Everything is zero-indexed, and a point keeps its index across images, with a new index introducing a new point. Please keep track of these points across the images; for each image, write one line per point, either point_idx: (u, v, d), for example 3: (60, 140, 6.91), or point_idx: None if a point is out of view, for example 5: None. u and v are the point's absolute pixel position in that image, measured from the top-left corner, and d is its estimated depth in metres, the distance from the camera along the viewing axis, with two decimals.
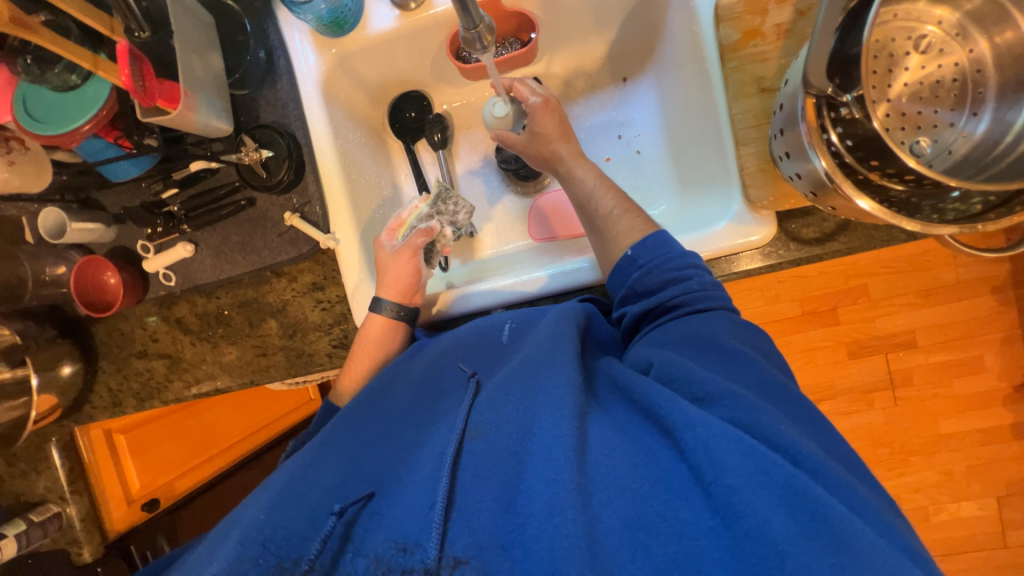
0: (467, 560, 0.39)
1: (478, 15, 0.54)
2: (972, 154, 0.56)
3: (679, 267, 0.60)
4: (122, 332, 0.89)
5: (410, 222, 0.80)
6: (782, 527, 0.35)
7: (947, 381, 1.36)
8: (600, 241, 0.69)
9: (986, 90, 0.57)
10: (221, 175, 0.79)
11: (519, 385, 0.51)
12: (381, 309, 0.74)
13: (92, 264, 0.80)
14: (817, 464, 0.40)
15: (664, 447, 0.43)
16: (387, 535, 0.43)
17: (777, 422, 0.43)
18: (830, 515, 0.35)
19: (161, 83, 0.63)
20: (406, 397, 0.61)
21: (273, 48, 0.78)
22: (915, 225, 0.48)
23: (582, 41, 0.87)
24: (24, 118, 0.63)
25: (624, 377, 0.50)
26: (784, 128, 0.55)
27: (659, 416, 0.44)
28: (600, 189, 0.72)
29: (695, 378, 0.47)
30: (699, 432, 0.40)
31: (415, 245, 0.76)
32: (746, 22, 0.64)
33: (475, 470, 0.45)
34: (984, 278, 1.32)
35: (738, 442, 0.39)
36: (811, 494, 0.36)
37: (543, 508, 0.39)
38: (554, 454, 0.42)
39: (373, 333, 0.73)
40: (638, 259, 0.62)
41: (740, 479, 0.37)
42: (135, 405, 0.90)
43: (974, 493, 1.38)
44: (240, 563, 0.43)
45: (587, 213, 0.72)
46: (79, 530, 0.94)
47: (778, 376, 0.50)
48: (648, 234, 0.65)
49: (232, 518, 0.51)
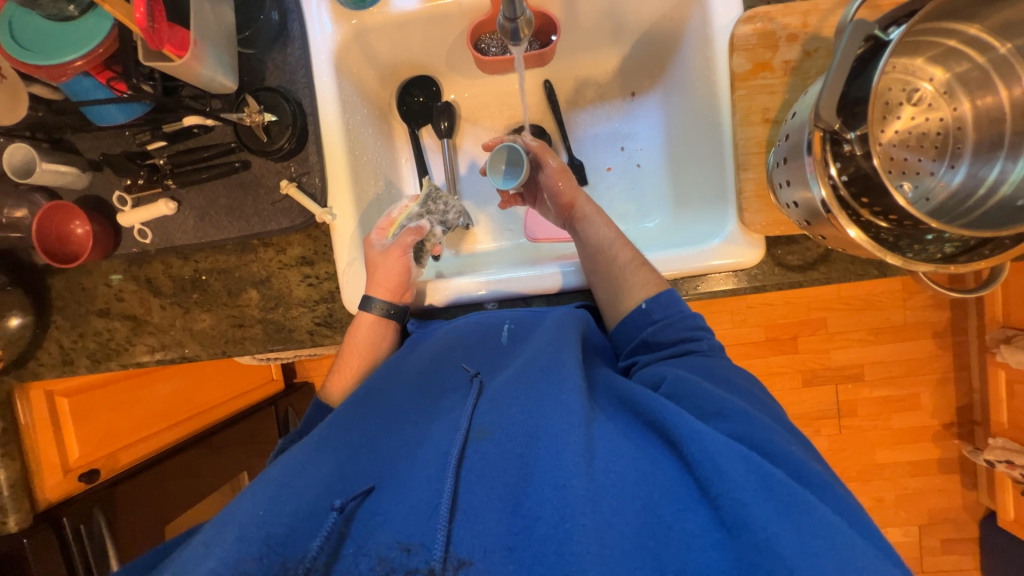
0: (472, 561, 0.40)
1: (521, 8, 0.58)
2: (948, 202, 0.62)
3: (691, 328, 0.63)
4: (83, 287, 0.83)
5: (401, 219, 0.78)
6: (789, 544, 0.37)
7: (887, 415, 1.47)
8: (612, 289, 0.70)
9: (964, 146, 0.62)
10: (216, 134, 0.75)
11: (526, 388, 0.52)
12: (372, 309, 0.73)
13: (60, 210, 0.75)
14: (826, 483, 0.45)
15: (669, 458, 0.45)
16: (391, 535, 0.43)
17: (784, 442, 0.48)
18: (831, 534, 0.38)
19: (171, 28, 0.59)
20: (408, 392, 0.60)
21: (288, 10, 0.75)
22: (897, 259, 0.52)
23: (597, 51, 0.89)
24: (8, 43, 0.58)
25: (626, 388, 0.53)
26: (787, 157, 0.59)
27: (665, 428, 0.47)
28: (617, 241, 0.72)
29: (709, 396, 0.52)
30: (706, 446, 0.43)
31: (405, 243, 0.74)
32: (758, 54, 0.67)
33: (482, 471, 0.46)
34: (927, 322, 1.43)
35: (744, 460, 0.42)
36: (816, 513, 0.39)
37: (553, 513, 0.41)
38: (563, 461, 0.44)
39: (363, 330, 0.73)
40: (652, 313, 0.65)
41: (747, 493, 0.40)
42: (88, 366, 0.84)
43: (899, 520, 1.50)
44: (240, 564, 0.41)
45: (603, 257, 0.72)
46: (4, 497, 0.86)
47: (776, 410, 0.57)
48: (662, 290, 0.66)
49: (227, 512, 0.48)
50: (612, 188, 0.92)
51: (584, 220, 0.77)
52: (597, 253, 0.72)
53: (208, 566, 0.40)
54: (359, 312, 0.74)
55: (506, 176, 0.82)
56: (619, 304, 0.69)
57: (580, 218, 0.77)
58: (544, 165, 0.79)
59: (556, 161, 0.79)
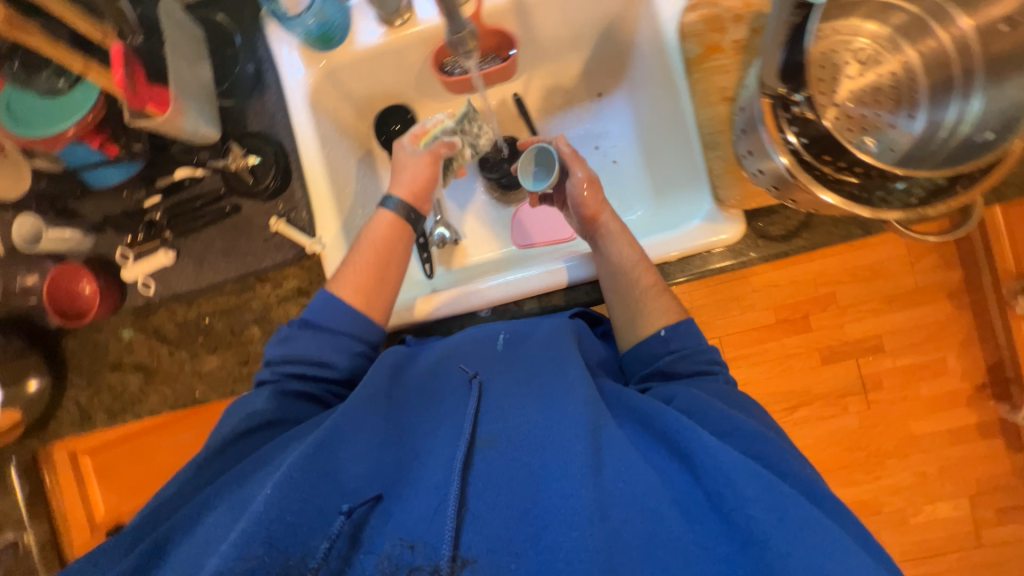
0: (475, 560, 0.42)
1: (462, 21, 0.60)
2: (914, 151, 0.62)
3: (708, 362, 0.65)
4: (96, 344, 0.86)
5: (435, 129, 0.79)
6: (797, 560, 0.39)
7: (915, 383, 1.43)
8: (629, 313, 0.71)
9: (919, 94, 0.63)
10: (206, 183, 0.79)
11: (533, 397, 0.53)
12: (387, 206, 0.75)
13: (67, 273, 0.79)
14: (832, 503, 0.48)
15: (679, 470, 0.47)
16: (398, 535, 0.44)
17: (785, 457, 0.51)
18: (840, 552, 0.39)
19: (151, 88, 0.64)
20: (410, 395, 0.59)
21: (262, 61, 0.81)
22: (867, 211, 0.52)
23: (560, 58, 0.93)
24: (8, 121, 0.63)
25: (635, 401, 0.54)
26: (745, 129, 0.60)
27: (676, 440, 0.49)
28: (639, 264, 0.71)
29: (721, 416, 0.54)
30: (719, 461, 0.45)
31: (437, 154, 0.78)
32: (708, 38, 0.70)
33: (491, 479, 0.46)
34: (940, 284, 1.40)
35: (758, 477, 0.44)
36: (826, 529, 0.41)
37: (562, 520, 0.42)
38: (570, 470, 0.45)
39: (382, 228, 0.73)
40: (670, 342, 0.66)
41: (761, 510, 0.41)
42: (105, 420, 0.86)
43: (948, 493, 1.43)
44: (243, 561, 0.40)
45: (624, 280, 0.71)
46: (35, 560, 0.92)
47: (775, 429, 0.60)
48: (682, 319, 0.68)
49: (244, 494, 0.50)
50: None
51: (603, 240, 0.75)
52: (617, 276, 0.71)
53: (212, 564, 0.40)
54: (377, 209, 0.76)
55: (535, 177, 0.84)
56: (635, 329, 0.70)
57: (602, 233, 0.76)
58: (571, 175, 0.78)
59: (585, 175, 0.77)
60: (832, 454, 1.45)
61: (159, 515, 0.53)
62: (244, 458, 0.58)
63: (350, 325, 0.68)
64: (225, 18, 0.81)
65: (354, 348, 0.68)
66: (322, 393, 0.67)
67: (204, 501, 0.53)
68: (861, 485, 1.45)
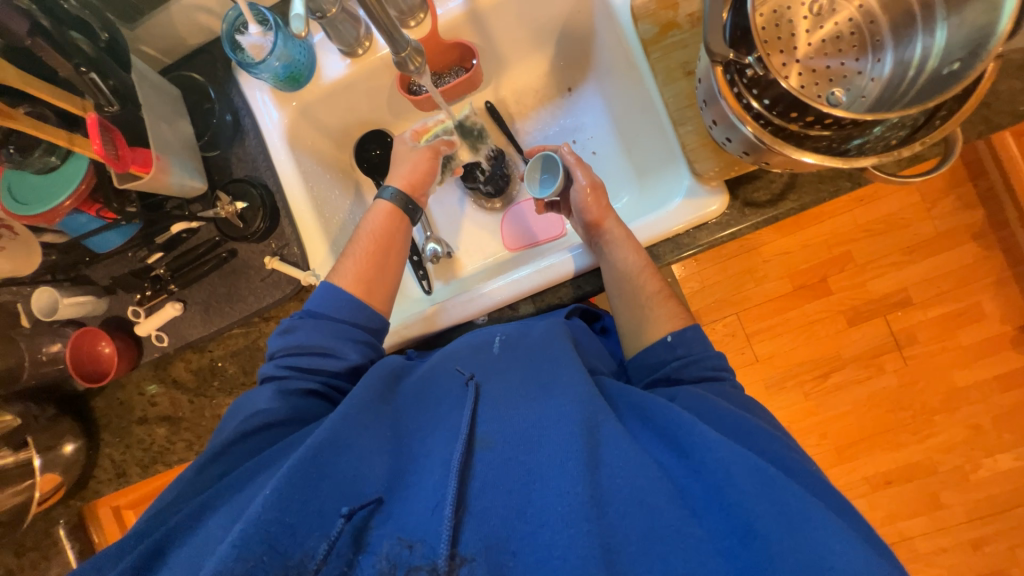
0: (473, 558, 0.42)
1: (403, 41, 0.61)
2: (885, 93, 0.60)
3: (714, 368, 0.63)
4: (121, 401, 0.90)
5: (436, 128, 0.86)
6: (798, 554, 0.39)
7: (952, 333, 1.36)
8: (635, 319, 0.70)
9: (883, 36, 0.61)
10: (203, 233, 0.83)
11: (533, 396, 0.53)
12: (386, 196, 0.79)
13: (89, 335, 0.82)
14: (833, 499, 0.48)
15: (679, 466, 0.48)
16: (395, 534, 0.45)
17: (784, 454, 0.50)
18: (842, 547, 0.39)
19: (134, 151, 0.67)
20: (409, 400, 0.59)
21: (238, 109, 0.84)
22: (840, 161, 0.52)
23: (525, 60, 0.94)
24: (11, 203, 0.67)
25: (640, 399, 0.54)
26: (707, 100, 0.59)
27: (678, 438, 0.49)
28: (644, 270, 0.70)
29: (720, 415, 0.54)
30: (720, 458, 0.45)
31: (438, 148, 0.83)
32: (661, 16, 0.70)
33: (490, 479, 0.47)
34: (961, 226, 1.34)
35: (758, 471, 0.44)
36: (825, 523, 0.41)
37: (559, 521, 0.43)
38: (567, 467, 0.45)
39: (380, 218, 0.77)
40: (676, 347, 0.65)
41: (760, 505, 0.42)
42: (139, 473, 0.90)
43: (1008, 444, 1.35)
44: (241, 561, 0.40)
45: (628, 287, 0.70)
46: None
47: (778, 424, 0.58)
48: (687, 325, 0.67)
49: (241, 500, 0.51)
50: None
51: (606, 245, 0.73)
52: (621, 282, 0.70)
53: (211, 564, 0.39)
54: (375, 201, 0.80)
55: (542, 184, 0.82)
56: (641, 334, 0.69)
57: (606, 239, 0.73)
58: (575, 181, 0.78)
59: (588, 182, 0.76)
60: (875, 418, 1.39)
61: (165, 513, 0.55)
62: (245, 463, 0.58)
63: (349, 315, 0.69)
64: (200, 75, 0.85)
65: (356, 337, 0.69)
66: (324, 388, 0.67)
67: (205, 503, 0.53)
68: (911, 446, 1.38)
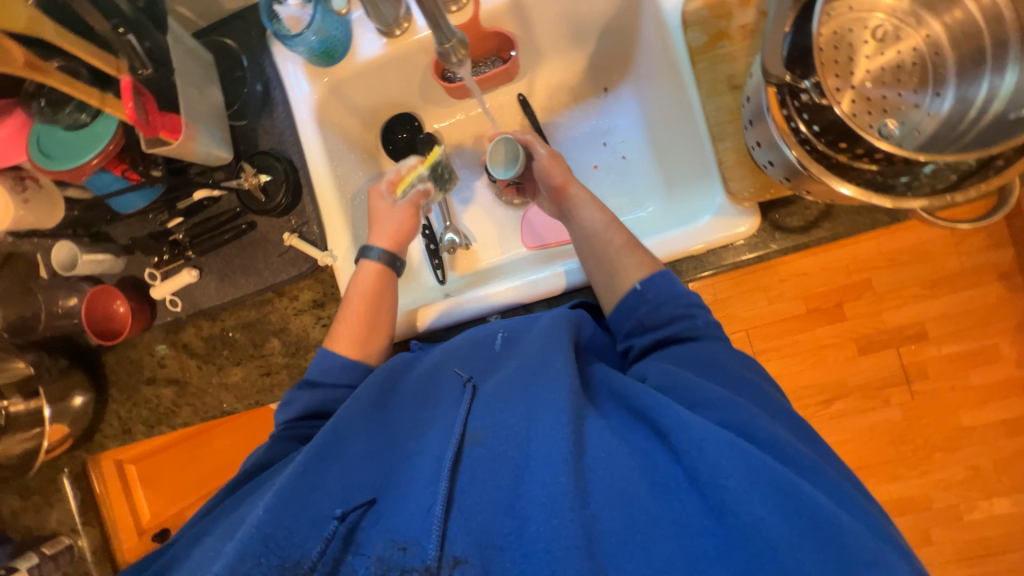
0: (467, 559, 0.42)
1: (450, 31, 0.59)
2: (941, 130, 0.58)
3: (686, 305, 0.61)
4: (132, 360, 0.91)
5: (410, 178, 0.81)
6: (775, 528, 0.38)
7: (963, 372, 1.34)
8: (606, 273, 0.68)
9: (947, 70, 0.58)
10: (224, 202, 0.82)
11: (517, 388, 0.51)
12: (371, 256, 0.76)
13: (103, 293, 0.83)
14: (813, 465, 0.44)
15: (660, 450, 0.45)
16: (388, 535, 0.45)
17: (771, 426, 0.46)
18: (822, 515, 0.39)
19: (164, 116, 0.66)
20: (405, 401, 0.58)
21: (269, 80, 0.83)
22: (887, 200, 0.49)
23: (562, 56, 0.91)
24: (38, 156, 0.67)
25: (620, 384, 0.52)
26: (752, 119, 0.57)
27: (653, 419, 0.47)
28: (610, 225, 0.71)
29: (696, 389, 0.50)
30: (694, 436, 0.43)
31: (416, 206, 0.81)
32: (712, 25, 0.67)
33: (474, 474, 0.46)
34: (988, 265, 1.31)
35: (733, 448, 0.42)
36: (803, 491, 0.39)
37: (542, 510, 0.41)
38: (550, 457, 0.43)
39: (367, 280, 0.75)
40: (646, 293, 0.63)
41: (734, 480, 0.40)
42: (144, 432, 0.91)
43: (1006, 489, 1.34)
44: (242, 563, 0.43)
45: (596, 242, 0.70)
46: (90, 561, 0.96)
47: (771, 391, 0.54)
48: (657, 270, 0.65)
49: (239, 517, 0.53)
50: (601, 184, 0.92)
51: (575, 206, 0.75)
52: (591, 241, 0.71)
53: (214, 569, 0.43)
54: (360, 259, 0.77)
55: (505, 167, 0.86)
56: (614, 287, 0.67)
57: (572, 202, 0.76)
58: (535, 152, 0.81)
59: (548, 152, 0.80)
60: (875, 449, 1.37)
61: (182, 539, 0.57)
62: (247, 488, 0.60)
63: (345, 378, 0.69)
64: (234, 41, 0.84)
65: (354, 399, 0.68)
66: None
67: (204, 528, 0.57)
68: (909, 481, 1.36)
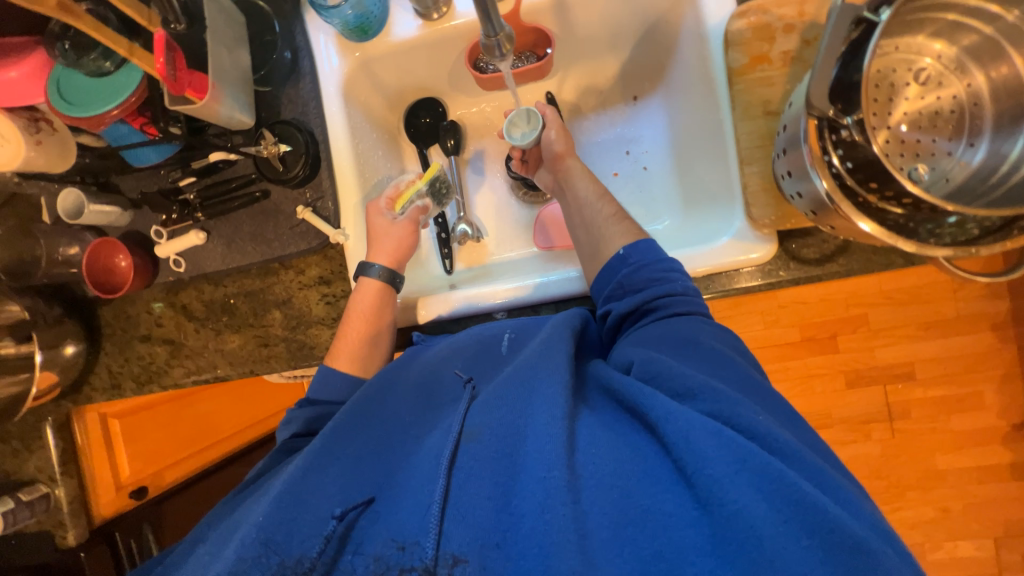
0: (467, 558, 0.40)
1: (499, 24, 0.58)
2: (969, 182, 0.58)
3: (665, 268, 0.62)
4: (128, 315, 0.90)
5: (410, 194, 0.80)
6: (762, 516, 0.36)
7: (946, 416, 1.36)
8: (592, 240, 0.71)
9: (983, 122, 0.59)
10: (239, 167, 0.81)
11: (513, 385, 0.50)
12: (371, 273, 0.76)
13: (107, 245, 0.82)
14: (793, 448, 0.41)
15: (648, 442, 0.43)
16: (388, 534, 0.44)
17: (755, 413, 0.44)
18: (807, 502, 0.36)
19: (191, 74, 0.65)
20: (403, 395, 0.60)
21: (299, 48, 0.81)
22: (912, 246, 0.50)
23: (596, 59, 0.90)
24: (56, 99, 0.66)
25: (608, 376, 0.51)
26: (786, 148, 0.57)
27: (642, 411, 0.45)
28: (602, 198, 0.74)
29: (675, 373, 0.48)
30: (680, 425, 0.41)
31: (415, 222, 0.80)
32: (754, 48, 0.66)
33: (470, 470, 0.45)
34: (983, 314, 1.33)
35: (717, 435, 0.40)
36: (787, 479, 0.37)
37: (535, 507, 0.40)
38: (544, 452, 0.42)
39: (368, 299, 0.75)
40: (629, 258, 0.64)
41: (719, 469, 0.38)
42: (133, 388, 0.90)
43: (971, 533, 1.37)
44: (241, 562, 0.43)
45: (586, 211, 0.73)
46: (65, 512, 0.93)
47: (752, 372, 0.52)
48: (641, 239, 0.67)
49: (236, 519, 0.52)
50: (619, 193, 0.91)
51: (568, 177, 0.78)
52: (582, 210, 0.74)
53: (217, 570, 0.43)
54: (359, 276, 0.76)
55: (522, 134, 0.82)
56: (599, 253, 0.69)
57: (568, 173, 0.78)
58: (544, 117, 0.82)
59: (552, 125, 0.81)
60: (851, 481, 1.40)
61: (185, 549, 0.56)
62: (248, 492, 0.60)
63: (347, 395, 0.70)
64: (266, 3, 0.82)
65: None
66: None
67: (199, 536, 0.56)
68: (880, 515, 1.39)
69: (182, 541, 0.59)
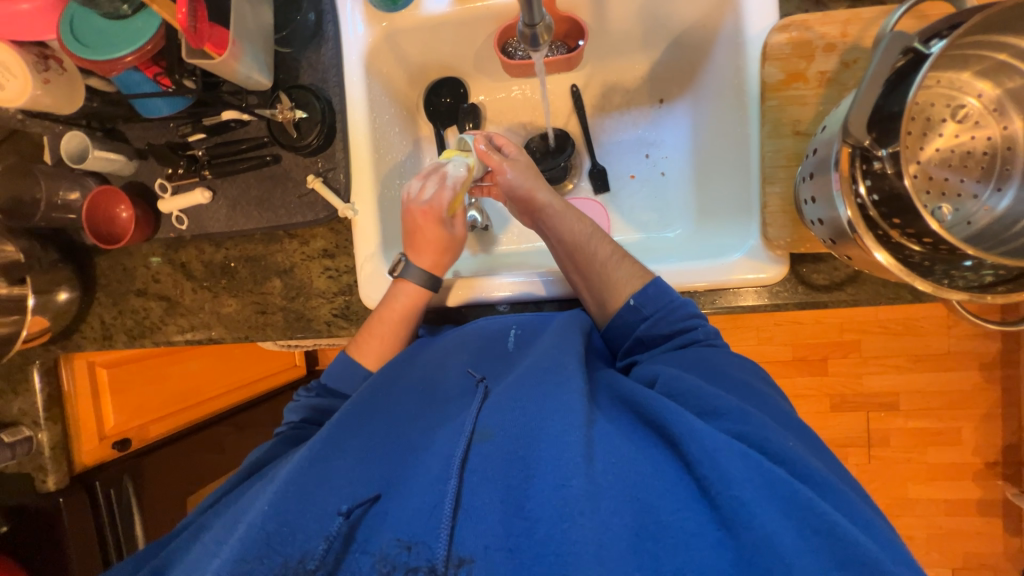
0: (473, 560, 0.40)
1: (540, 14, 0.57)
2: (990, 228, 0.58)
3: (686, 318, 0.61)
4: (124, 268, 0.88)
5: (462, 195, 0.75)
6: (787, 540, 0.36)
7: (923, 448, 1.38)
8: (597, 286, 0.67)
9: (1013, 168, 0.58)
10: (251, 128, 0.79)
11: (530, 387, 0.51)
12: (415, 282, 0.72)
13: (106, 195, 0.80)
14: (825, 479, 0.42)
15: (669, 458, 0.44)
16: (393, 533, 0.43)
17: (783, 439, 0.45)
18: (834, 531, 0.37)
19: (212, 28, 0.63)
20: (412, 393, 0.59)
21: (324, 11, 0.79)
22: (927, 286, 0.50)
23: (627, 56, 0.88)
24: (68, 39, 0.63)
25: (627, 388, 0.51)
26: (813, 173, 0.57)
27: (664, 427, 0.45)
28: (594, 236, 0.69)
29: (703, 395, 0.49)
30: (705, 445, 0.42)
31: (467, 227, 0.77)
32: (792, 64, 0.65)
33: (484, 472, 0.44)
34: (973, 353, 1.34)
35: (743, 458, 0.41)
36: (817, 508, 0.38)
37: (552, 514, 0.40)
38: (562, 459, 0.42)
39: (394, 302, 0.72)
40: (642, 309, 0.62)
41: (746, 491, 0.39)
42: (125, 341, 0.89)
43: (929, 561, 1.41)
44: (242, 563, 0.42)
45: (582, 254, 0.68)
46: (47, 457, 0.93)
47: (782, 405, 0.53)
48: (649, 282, 0.64)
49: (237, 512, 0.51)
50: (634, 196, 0.90)
51: (554, 207, 0.72)
52: (574, 252, 0.69)
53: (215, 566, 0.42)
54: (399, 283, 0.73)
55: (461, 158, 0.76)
56: (606, 304, 0.66)
57: (546, 212, 0.72)
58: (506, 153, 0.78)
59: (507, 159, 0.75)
60: None
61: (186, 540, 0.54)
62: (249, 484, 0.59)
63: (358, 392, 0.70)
64: None
65: None
66: None
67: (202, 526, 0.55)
68: None
69: (182, 529, 0.57)
